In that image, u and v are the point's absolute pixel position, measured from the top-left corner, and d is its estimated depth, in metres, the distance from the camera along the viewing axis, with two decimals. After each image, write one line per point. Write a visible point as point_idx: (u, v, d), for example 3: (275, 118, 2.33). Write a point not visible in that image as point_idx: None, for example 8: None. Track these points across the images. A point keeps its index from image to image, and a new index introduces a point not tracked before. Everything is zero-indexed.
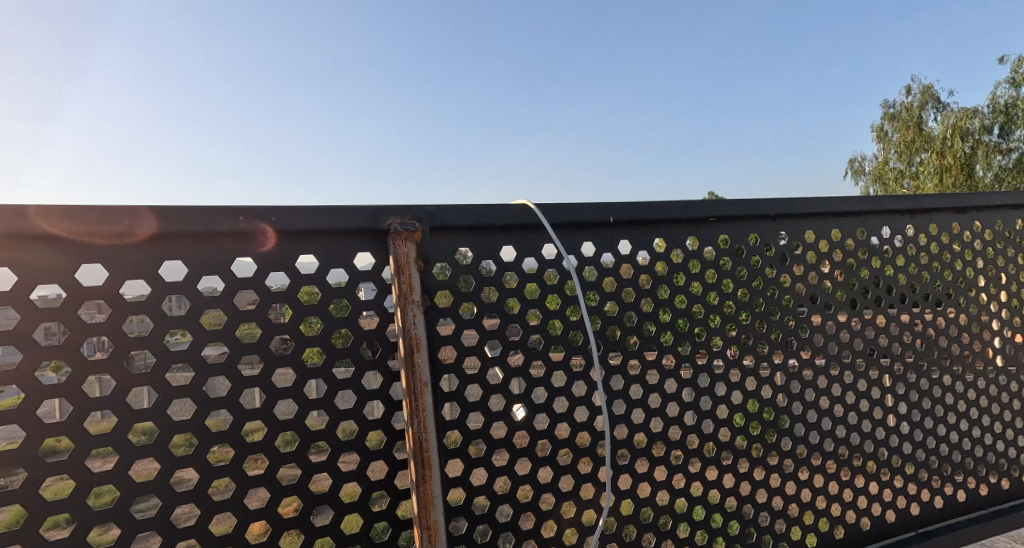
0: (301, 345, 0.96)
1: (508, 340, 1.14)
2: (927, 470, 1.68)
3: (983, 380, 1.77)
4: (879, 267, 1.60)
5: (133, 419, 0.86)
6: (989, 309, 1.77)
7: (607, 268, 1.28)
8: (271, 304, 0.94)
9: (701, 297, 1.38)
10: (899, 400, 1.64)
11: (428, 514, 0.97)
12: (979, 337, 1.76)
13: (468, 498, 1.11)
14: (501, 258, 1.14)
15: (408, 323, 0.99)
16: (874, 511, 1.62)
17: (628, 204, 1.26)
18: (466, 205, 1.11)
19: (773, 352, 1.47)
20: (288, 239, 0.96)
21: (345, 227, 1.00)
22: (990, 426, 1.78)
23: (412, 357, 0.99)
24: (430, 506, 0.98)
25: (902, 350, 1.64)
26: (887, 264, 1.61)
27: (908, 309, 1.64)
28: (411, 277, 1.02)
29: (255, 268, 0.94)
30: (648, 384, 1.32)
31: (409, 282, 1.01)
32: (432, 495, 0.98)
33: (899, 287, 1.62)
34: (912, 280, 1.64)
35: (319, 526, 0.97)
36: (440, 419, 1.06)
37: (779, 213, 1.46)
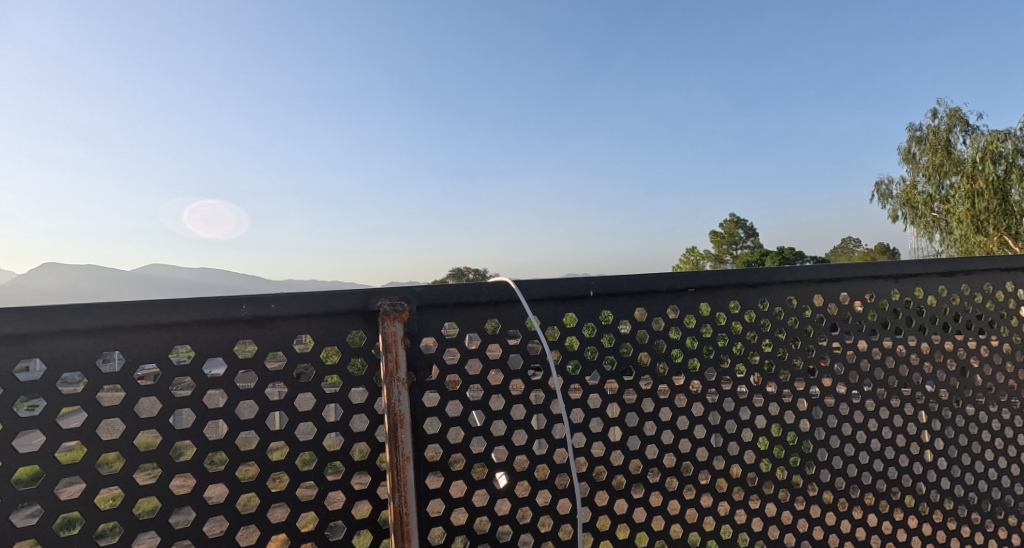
0: (295, 421, 1.05)
1: (492, 409, 1.23)
2: (919, 535, 1.69)
3: (979, 445, 1.75)
4: (873, 300, 1.64)
5: (137, 495, 0.96)
6: (985, 371, 1.77)
7: (588, 338, 1.34)
8: (268, 383, 1.03)
9: (682, 364, 1.42)
10: (887, 464, 1.64)
11: None
12: (977, 400, 1.75)
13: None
14: (485, 332, 1.23)
15: (393, 400, 1.08)
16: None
17: (606, 278, 1.33)
18: (450, 284, 1.20)
19: (768, 383, 1.51)
20: (287, 321, 1.06)
21: (337, 309, 1.09)
22: (989, 492, 1.75)
23: (396, 433, 1.08)
24: None
25: (900, 381, 1.66)
26: (882, 298, 1.65)
27: (904, 341, 1.67)
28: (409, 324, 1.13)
29: (256, 348, 1.03)
30: (629, 450, 1.38)
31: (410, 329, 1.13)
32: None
33: (894, 320, 1.66)
34: (908, 312, 1.67)
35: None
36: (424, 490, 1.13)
37: (759, 281, 1.50)
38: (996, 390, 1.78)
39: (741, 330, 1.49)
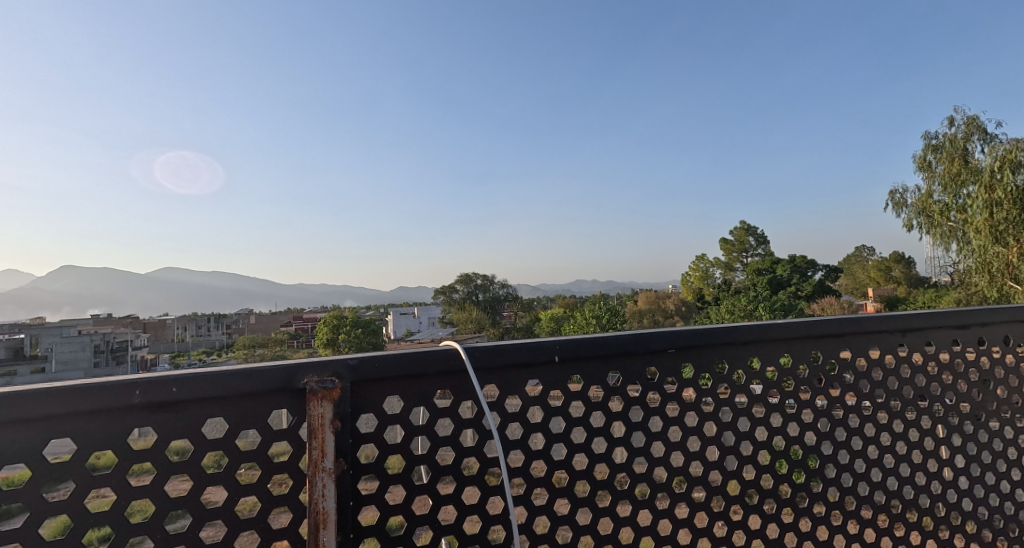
0: (199, 520, 0.91)
1: (440, 493, 1.11)
2: None
3: (997, 499, 1.59)
4: (878, 318, 1.48)
5: None
6: (1005, 417, 1.60)
7: (554, 408, 1.22)
8: (169, 476, 0.91)
9: (661, 434, 1.30)
10: (890, 497, 1.50)
11: None
12: (994, 447, 1.59)
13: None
14: (434, 405, 1.11)
15: (315, 496, 0.94)
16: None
17: (573, 342, 1.20)
18: (393, 353, 1.06)
19: (753, 405, 1.39)
20: (193, 403, 0.92)
21: (256, 389, 0.95)
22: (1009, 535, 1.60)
23: (318, 534, 0.94)
24: None
25: (904, 405, 1.51)
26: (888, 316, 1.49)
27: (911, 361, 1.52)
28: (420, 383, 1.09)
29: (155, 438, 0.89)
30: (601, 535, 1.24)
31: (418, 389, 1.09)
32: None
33: (900, 339, 1.51)
34: (916, 332, 1.52)
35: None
36: None
37: (749, 339, 1.35)
38: (1015, 454, 1.62)
39: (729, 393, 1.35)
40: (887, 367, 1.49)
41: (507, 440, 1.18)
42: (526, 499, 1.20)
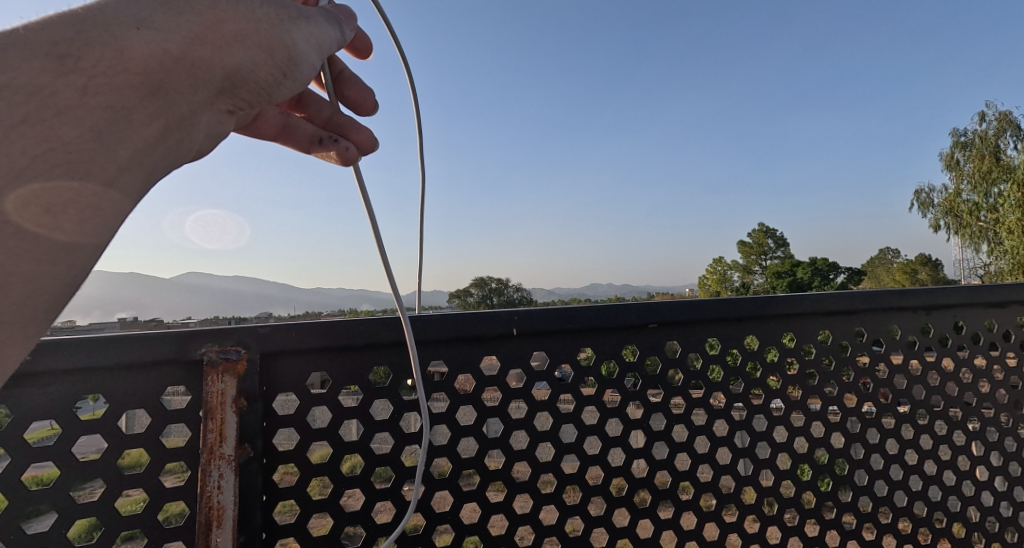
0: (68, 517, 0.79)
1: (375, 489, 0.95)
2: None
3: None
4: (898, 294, 1.29)
5: None
6: None
7: (514, 390, 1.05)
8: (31, 464, 0.77)
9: (641, 423, 1.14)
10: (913, 498, 1.32)
11: None
12: None
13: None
14: (369, 383, 0.95)
15: (209, 488, 0.79)
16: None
17: (535, 311, 1.05)
18: (318, 322, 0.91)
19: (752, 392, 1.19)
20: (58, 377, 0.77)
21: (137, 361, 0.80)
22: None
23: (209, 535, 0.79)
24: None
25: (930, 394, 1.31)
26: (909, 291, 1.30)
27: (936, 345, 1.33)
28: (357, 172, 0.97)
29: (9, 420, 0.75)
30: (568, 538, 1.08)
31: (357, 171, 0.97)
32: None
33: (923, 319, 1.32)
34: (942, 311, 1.33)
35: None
36: None
37: (745, 314, 1.17)
38: None
39: (723, 377, 1.18)
40: (910, 349, 1.30)
41: (456, 427, 1.03)
42: (480, 496, 1.04)
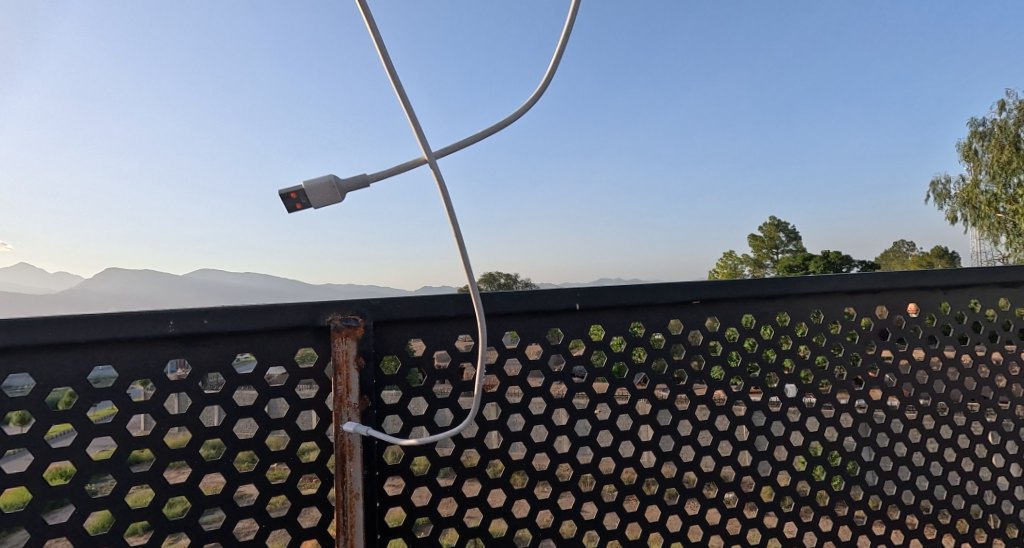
0: (231, 450, 0.97)
1: (462, 437, 1.15)
2: None
3: None
4: (919, 274, 1.43)
5: (55, 531, 0.91)
6: None
7: (576, 356, 1.21)
8: (203, 406, 0.96)
9: (686, 387, 1.29)
10: (931, 460, 1.46)
11: None
12: None
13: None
14: (457, 349, 1.11)
15: (341, 428, 0.98)
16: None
17: (595, 288, 1.21)
18: (418, 296, 1.09)
19: (784, 362, 1.34)
20: (223, 338, 0.96)
21: (279, 325, 0.98)
22: None
23: (344, 465, 0.98)
24: None
25: (944, 365, 1.46)
26: (931, 271, 1.44)
27: (953, 321, 1.47)
28: (406, 104, 0.95)
29: (188, 370, 0.95)
30: (624, 485, 1.25)
31: (403, 99, 0.95)
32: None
33: (940, 297, 1.46)
34: (958, 290, 1.47)
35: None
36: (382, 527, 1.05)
37: (778, 292, 1.33)
38: None
39: (758, 348, 1.33)
40: (928, 324, 1.44)
41: (528, 388, 1.19)
42: (548, 448, 1.20)
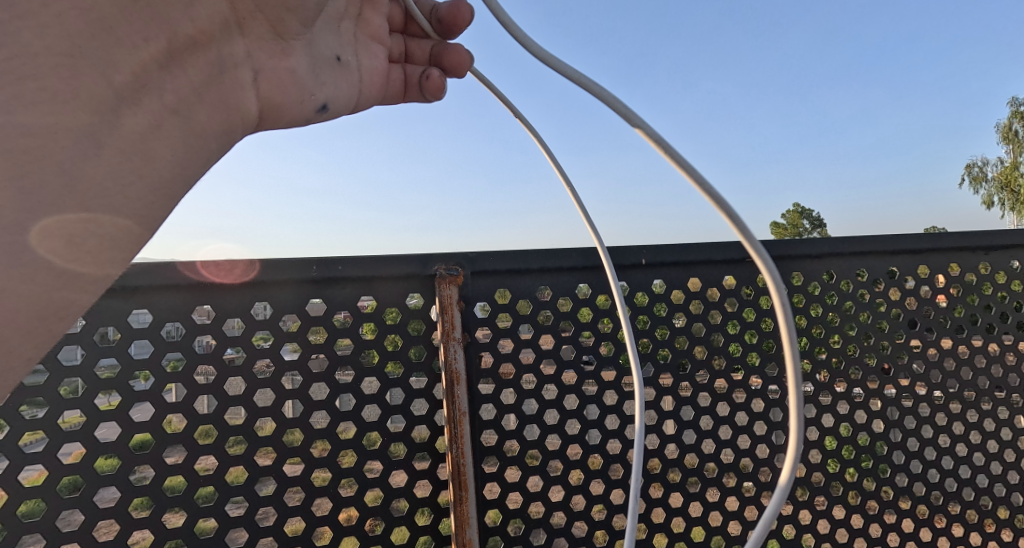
0: (359, 375, 1.18)
1: (543, 374, 1.31)
2: (1012, 509, 1.61)
3: None
4: (961, 238, 1.56)
5: (229, 432, 1.11)
6: None
7: (641, 306, 1.38)
8: (337, 337, 1.17)
9: (738, 336, 1.45)
10: (967, 406, 1.60)
11: (464, 533, 1.17)
12: None
13: (504, 521, 1.26)
14: (538, 297, 1.30)
15: (450, 358, 1.18)
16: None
17: (657, 246, 1.38)
18: (505, 250, 1.26)
19: (829, 314, 1.50)
20: (352, 283, 1.16)
21: (396, 273, 1.18)
22: None
23: (453, 389, 1.18)
24: (465, 526, 1.18)
25: (982, 320, 1.60)
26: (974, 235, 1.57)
27: (992, 281, 1.61)
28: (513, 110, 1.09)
29: (325, 308, 1.15)
30: (681, 420, 1.42)
31: (511, 108, 1.09)
32: (468, 516, 1.18)
33: (981, 258, 1.60)
34: (997, 252, 1.61)
35: (374, 535, 1.19)
36: (479, 444, 1.23)
37: (825, 252, 1.49)
38: None
39: (806, 302, 1.49)
40: (966, 282, 1.59)
41: (597, 333, 1.34)
42: (616, 387, 1.36)
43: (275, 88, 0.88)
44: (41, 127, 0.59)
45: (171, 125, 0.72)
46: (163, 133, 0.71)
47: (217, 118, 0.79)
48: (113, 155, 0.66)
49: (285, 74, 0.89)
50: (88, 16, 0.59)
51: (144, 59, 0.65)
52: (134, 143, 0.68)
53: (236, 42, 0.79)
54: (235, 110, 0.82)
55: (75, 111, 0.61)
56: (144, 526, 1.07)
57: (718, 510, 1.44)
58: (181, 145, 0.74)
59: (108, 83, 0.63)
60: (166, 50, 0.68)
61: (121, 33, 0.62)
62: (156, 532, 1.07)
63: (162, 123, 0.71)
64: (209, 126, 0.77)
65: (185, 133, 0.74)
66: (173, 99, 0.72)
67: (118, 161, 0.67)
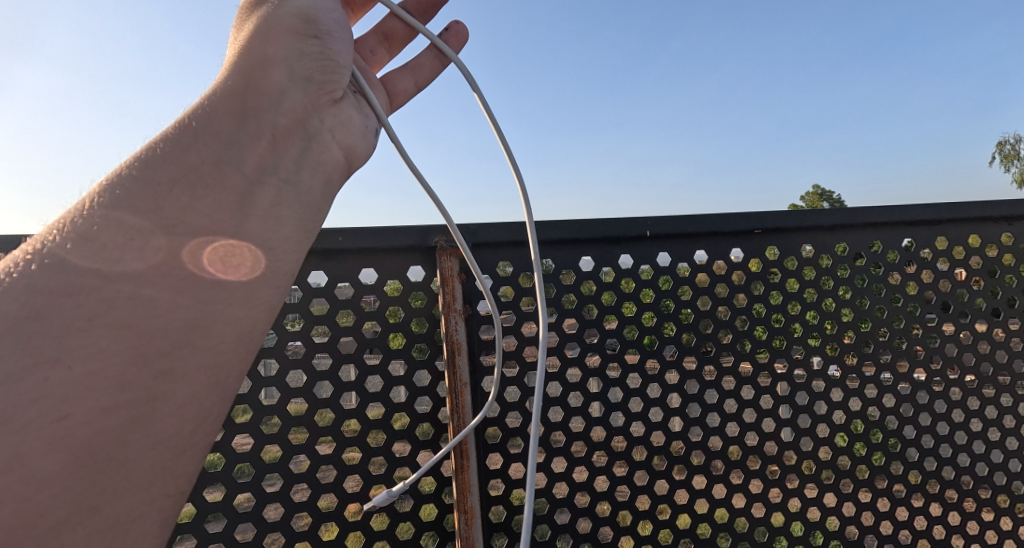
0: (410, 341, 1.22)
1: (586, 342, 1.35)
2: None
3: None
4: (988, 209, 1.56)
5: (289, 395, 1.15)
6: None
7: (682, 277, 1.40)
8: (387, 305, 1.21)
9: (780, 306, 1.45)
10: (1012, 377, 1.58)
11: (465, 500, 1.18)
12: None
13: (529, 499, 1.29)
14: (581, 268, 1.34)
15: (451, 328, 1.19)
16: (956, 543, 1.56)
17: (697, 217, 1.39)
18: (550, 222, 1.30)
19: (874, 285, 1.50)
20: (405, 252, 1.22)
21: (401, 245, 1.19)
22: None
23: (454, 359, 1.19)
24: (467, 493, 1.18)
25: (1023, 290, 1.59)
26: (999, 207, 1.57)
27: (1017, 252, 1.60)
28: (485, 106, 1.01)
29: (377, 277, 1.20)
30: (723, 390, 1.41)
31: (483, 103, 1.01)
32: (469, 484, 1.18)
33: (1010, 230, 1.60)
34: None
35: (402, 512, 1.21)
36: (479, 415, 1.23)
37: (869, 222, 1.49)
38: None
39: (851, 273, 1.49)
40: (989, 253, 1.58)
41: (639, 303, 1.38)
42: (640, 368, 1.37)
43: (349, 138, 0.90)
44: (224, 224, 0.76)
45: (285, 197, 0.81)
46: (281, 205, 0.81)
47: (321, 179, 0.85)
48: (254, 226, 0.78)
49: (354, 127, 0.90)
50: (216, 136, 0.78)
51: (257, 153, 0.80)
52: (263, 217, 0.79)
53: (310, 115, 0.84)
54: (330, 167, 0.86)
55: (216, 198, 0.76)
56: (216, 480, 1.12)
57: (759, 477, 1.45)
58: (299, 208, 0.83)
59: (239, 172, 0.78)
60: (267, 144, 0.80)
61: (229, 139, 0.78)
62: (225, 486, 1.13)
63: (280, 197, 0.81)
64: (313, 185, 0.84)
65: (298, 198, 0.83)
66: (286, 175, 0.82)
67: (260, 238, 0.78)
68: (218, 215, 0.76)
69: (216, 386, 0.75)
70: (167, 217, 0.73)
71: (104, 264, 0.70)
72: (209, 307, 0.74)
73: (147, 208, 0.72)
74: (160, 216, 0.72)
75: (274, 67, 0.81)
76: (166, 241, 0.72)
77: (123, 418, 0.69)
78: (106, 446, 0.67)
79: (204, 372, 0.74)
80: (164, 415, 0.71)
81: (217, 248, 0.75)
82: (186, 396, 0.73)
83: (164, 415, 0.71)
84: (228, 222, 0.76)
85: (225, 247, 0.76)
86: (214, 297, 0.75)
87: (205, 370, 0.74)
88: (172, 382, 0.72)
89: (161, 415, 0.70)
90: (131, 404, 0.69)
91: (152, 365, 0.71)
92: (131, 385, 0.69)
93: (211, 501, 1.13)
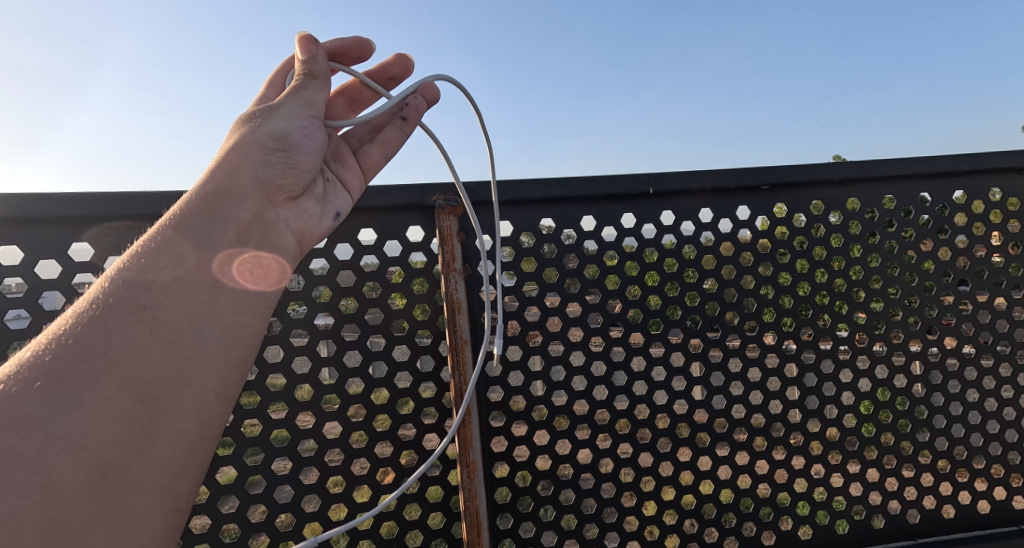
0: (411, 301, 1.23)
1: (588, 303, 1.32)
2: None
3: None
4: (1008, 162, 1.49)
5: (294, 353, 1.18)
6: None
7: (687, 237, 1.37)
8: (387, 266, 1.22)
9: (788, 265, 1.42)
10: None
11: (468, 453, 1.21)
12: None
13: (532, 456, 1.31)
14: (581, 228, 1.32)
15: (451, 288, 1.20)
16: (962, 498, 1.51)
17: (701, 173, 1.36)
18: (548, 180, 1.28)
19: (887, 242, 1.46)
20: (402, 213, 1.22)
21: (398, 204, 1.20)
22: None
23: (454, 318, 1.20)
24: (469, 447, 1.21)
25: None
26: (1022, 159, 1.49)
27: None
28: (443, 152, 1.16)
29: (376, 238, 1.21)
30: (728, 349, 1.38)
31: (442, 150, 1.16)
32: (471, 437, 1.22)
33: None
34: None
35: (408, 467, 1.25)
36: (481, 374, 1.25)
37: (880, 175, 1.44)
38: None
39: (862, 229, 1.45)
40: (1011, 206, 1.52)
41: (642, 262, 1.36)
42: (642, 328, 1.35)
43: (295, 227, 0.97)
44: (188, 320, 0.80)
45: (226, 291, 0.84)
46: (224, 305, 0.83)
47: (268, 270, 0.89)
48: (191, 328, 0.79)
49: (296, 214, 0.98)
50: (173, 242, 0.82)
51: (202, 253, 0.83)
52: (225, 311, 0.83)
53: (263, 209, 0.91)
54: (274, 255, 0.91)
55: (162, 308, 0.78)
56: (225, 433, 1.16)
57: (763, 434, 1.41)
58: (239, 307, 0.84)
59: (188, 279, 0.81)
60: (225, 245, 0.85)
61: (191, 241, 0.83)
62: (233, 438, 1.16)
63: (220, 294, 0.83)
64: (258, 279, 0.88)
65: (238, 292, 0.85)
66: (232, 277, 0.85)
67: (221, 330, 0.82)
68: (191, 305, 0.80)
69: (200, 422, 0.78)
70: (142, 306, 0.78)
71: (78, 358, 0.74)
72: (187, 370, 0.78)
73: (124, 303, 0.77)
74: (136, 307, 0.77)
75: (240, 175, 0.89)
76: (135, 335, 0.76)
77: (125, 449, 0.73)
78: (115, 472, 0.72)
79: (190, 408, 0.78)
80: (166, 440, 0.76)
81: (244, 261, 0.87)
82: (178, 428, 0.76)
83: (151, 453, 0.74)
84: (199, 310, 0.81)
85: (251, 262, 0.87)
86: (186, 366, 0.78)
87: (189, 409, 0.78)
88: (163, 420, 0.76)
89: (158, 445, 0.75)
90: (136, 432, 0.74)
91: (150, 400, 0.75)
92: (134, 418, 0.74)
93: (219, 455, 1.16)
